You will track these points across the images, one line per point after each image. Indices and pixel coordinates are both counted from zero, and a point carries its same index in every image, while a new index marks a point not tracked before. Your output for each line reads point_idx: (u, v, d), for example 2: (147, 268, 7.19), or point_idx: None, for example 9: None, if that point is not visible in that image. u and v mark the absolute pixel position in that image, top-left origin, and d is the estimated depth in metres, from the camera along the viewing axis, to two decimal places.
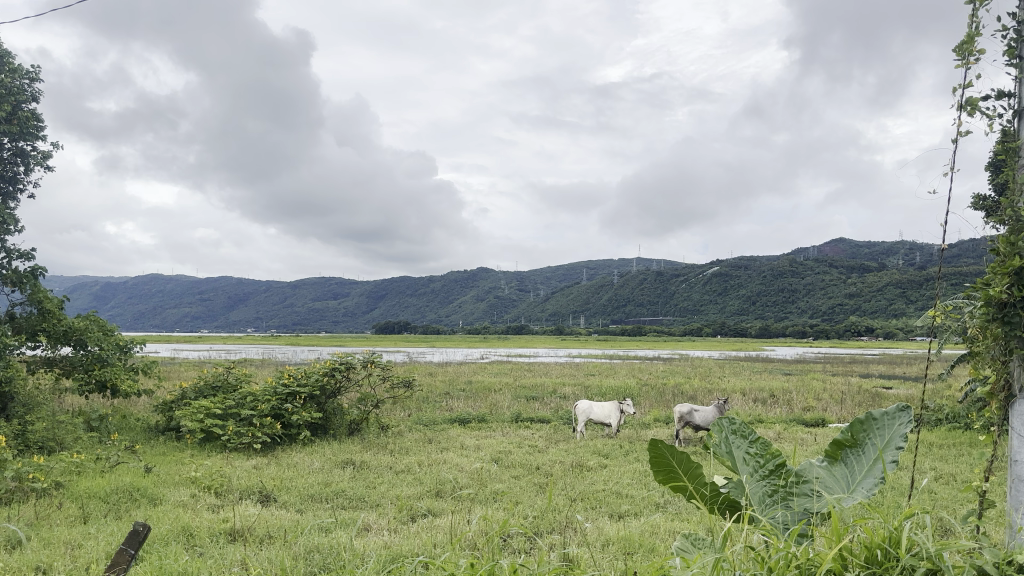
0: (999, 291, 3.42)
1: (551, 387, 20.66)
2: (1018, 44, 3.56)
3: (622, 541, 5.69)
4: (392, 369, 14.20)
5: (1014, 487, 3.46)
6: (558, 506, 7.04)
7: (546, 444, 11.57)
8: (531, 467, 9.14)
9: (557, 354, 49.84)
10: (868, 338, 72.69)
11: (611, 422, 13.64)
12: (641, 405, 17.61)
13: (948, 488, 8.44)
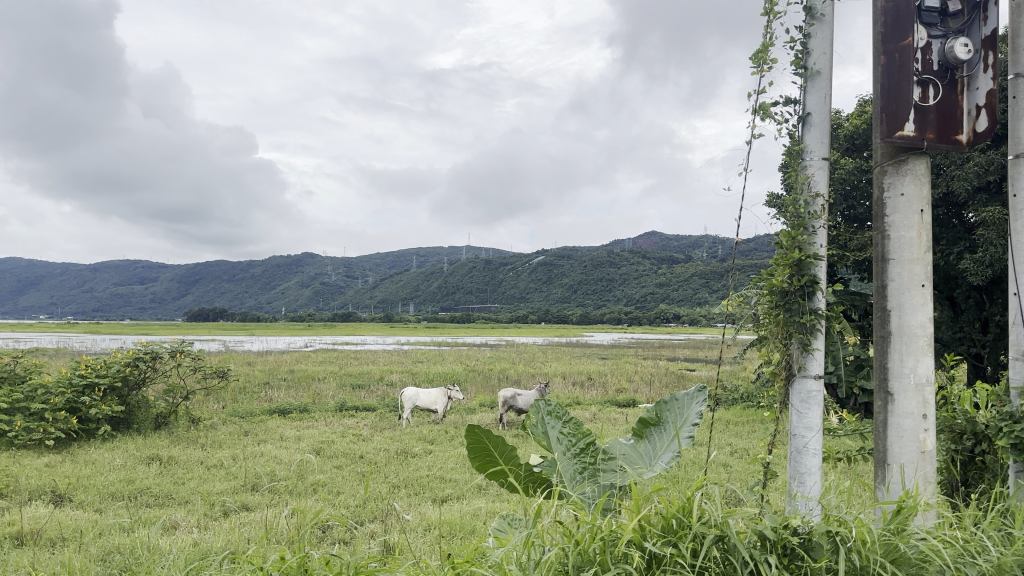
0: (781, 280, 3.76)
1: (376, 374, 20.49)
2: (803, 56, 3.87)
3: (441, 526, 5.73)
4: (205, 359, 13.49)
5: (794, 459, 3.85)
6: (379, 494, 6.99)
7: (370, 433, 11.46)
8: (355, 456, 9.05)
9: (387, 341, 49.48)
10: (683, 326, 78.15)
11: (437, 408, 13.73)
12: (467, 391, 17.86)
13: (740, 460, 9.26)
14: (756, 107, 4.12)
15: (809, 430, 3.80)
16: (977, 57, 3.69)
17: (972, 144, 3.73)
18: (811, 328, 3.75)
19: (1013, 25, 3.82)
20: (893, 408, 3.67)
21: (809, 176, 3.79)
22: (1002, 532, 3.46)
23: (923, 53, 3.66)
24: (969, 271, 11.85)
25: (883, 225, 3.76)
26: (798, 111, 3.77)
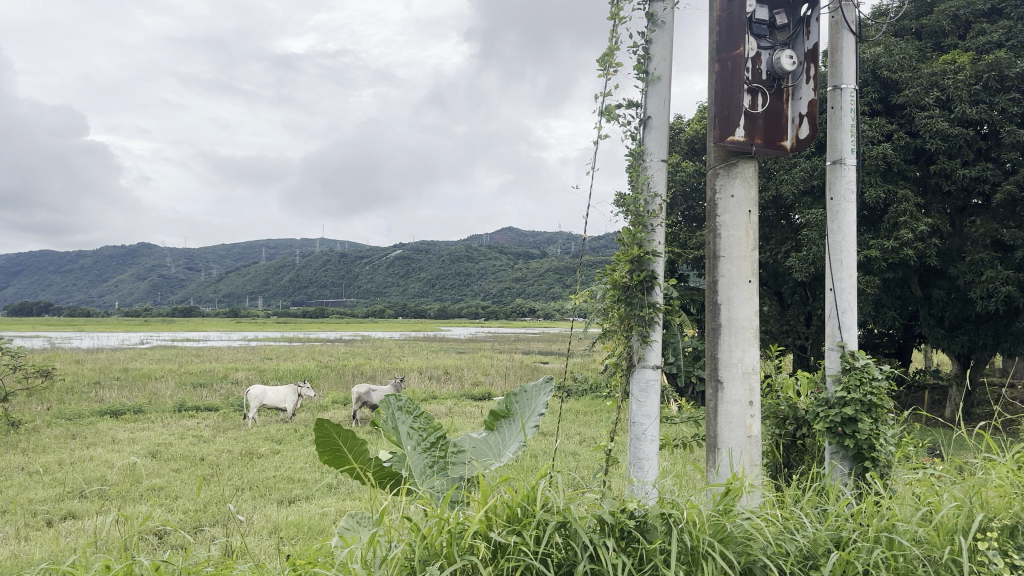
0: (622, 276, 3.93)
1: (222, 372, 19.66)
2: (645, 61, 4.04)
3: (287, 528, 5.59)
4: (27, 358, 12.46)
5: (633, 445, 4.04)
6: (221, 496, 6.74)
7: (213, 433, 10.98)
8: (195, 458, 8.65)
9: (234, 338, 47.55)
10: (547, 320, 80.06)
11: (286, 405, 13.40)
12: (319, 388, 17.49)
13: (584, 448, 9.63)
14: (603, 108, 4.25)
15: (647, 417, 3.99)
16: (800, 69, 3.95)
17: (795, 151, 3.96)
18: (649, 321, 3.95)
19: (833, 40, 4.12)
20: (723, 395, 3.90)
21: (648, 177, 3.97)
22: (818, 509, 3.71)
23: (753, 63, 3.87)
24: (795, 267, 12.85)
25: (715, 224, 3.98)
26: (639, 113, 3.94)
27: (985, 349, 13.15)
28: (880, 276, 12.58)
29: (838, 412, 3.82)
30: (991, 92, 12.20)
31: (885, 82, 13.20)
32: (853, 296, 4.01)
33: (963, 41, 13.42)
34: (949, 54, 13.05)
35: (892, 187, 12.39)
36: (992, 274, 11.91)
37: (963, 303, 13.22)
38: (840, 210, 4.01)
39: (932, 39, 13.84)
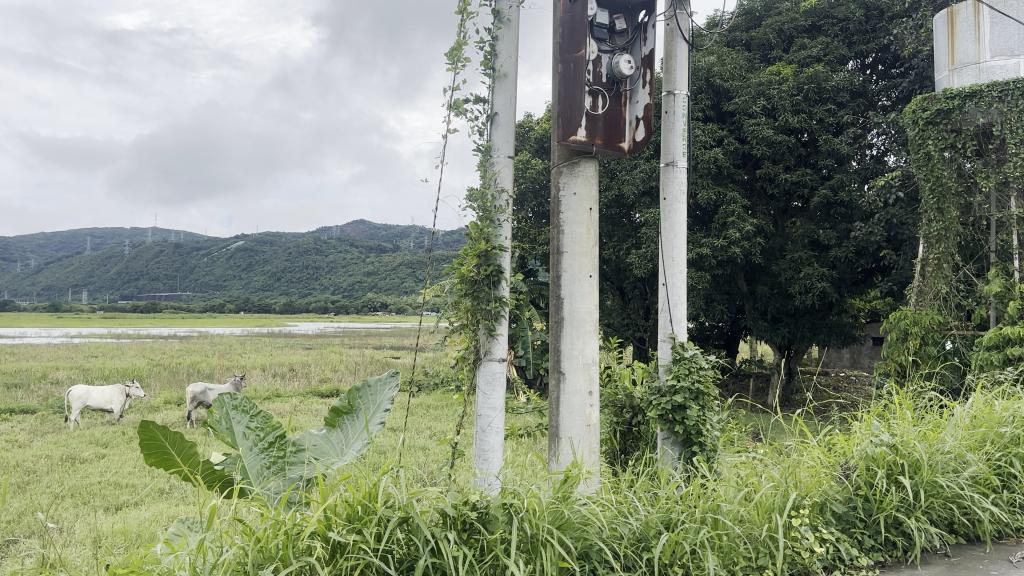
0: (469, 270, 3.92)
1: (40, 371, 18.15)
2: (492, 57, 4.05)
3: (110, 537, 5.30)
4: None
5: (478, 438, 4.06)
6: (36, 507, 6.26)
7: (29, 439, 10.14)
8: (6, 466, 7.96)
9: (61, 334, 44.00)
10: (409, 314, 79.68)
11: (112, 408, 12.64)
12: (152, 388, 16.52)
13: (425, 441, 9.69)
14: (451, 103, 4.23)
15: (493, 410, 4.04)
16: (638, 73, 4.12)
17: (632, 152, 4.12)
18: (496, 315, 3.97)
19: (668, 47, 4.32)
20: (564, 386, 4.00)
21: (495, 172, 3.99)
22: (651, 493, 3.86)
23: (594, 66, 3.98)
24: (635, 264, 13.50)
25: (558, 220, 4.06)
26: (485, 109, 3.96)
27: (803, 339, 14.28)
28: (710, 272, 13.36)
29: (669, 400, 4.02)
30: (810, 103, 13.30)
31: (717, 90, 13.76)
32: (683, 290, 4.24)
33: (786, 53, 14.44)
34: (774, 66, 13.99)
35: (722, 189, 13.16)
36: (809, 271, 13.16)
37: (783, 298, 14.32)
38: (672, 210, 4.22)
39: (759, 50, 14.74)
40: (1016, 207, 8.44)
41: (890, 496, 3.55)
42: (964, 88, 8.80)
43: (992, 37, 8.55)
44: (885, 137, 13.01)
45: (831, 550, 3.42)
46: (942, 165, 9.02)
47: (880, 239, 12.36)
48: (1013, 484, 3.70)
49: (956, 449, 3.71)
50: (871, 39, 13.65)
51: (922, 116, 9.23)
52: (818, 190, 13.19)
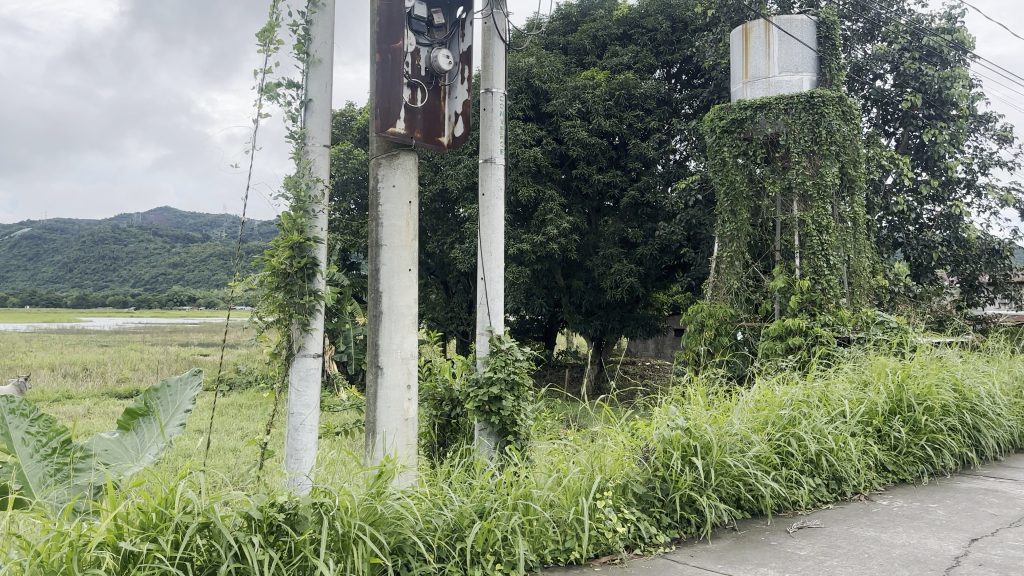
0: (281, 262, 3.74)
1: None
2: (306, 42, 3.92)
3: None
4: None
5: (290, 436, 3.94)
6: None
7: None
8: None
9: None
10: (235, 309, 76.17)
11: None
12: None
13: (223, 441, 9.30)
14: (262, 87, 4.04)
15: (306, 407, 3.92)
16: (456, 69, 4.14)
17: (451, 147, 4.13)
18: (309, 309, 3.85)
19: (485, 45, 4.38)
20: (382, 380, 3.94)
21: (310, 161, 3.85)
22: (466, 483, 3.79)
23: (413, 58, 3.94)
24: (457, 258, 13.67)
25: (376, 212, 3.97)
26: (299, 95, 3.80)
27: (613, 331, 15.03)
28: (529, 267, 13.76)
29: (485, 391, 4.06)
30: (620, 108, 14.06)
31: (536, 91, 14.10)
32: (501, 284, 4.32)
33: (600, 59, 15.13)
34: (589, 71, 14.63)
35: (541, 187, 13.59)
36: (619, 267, 13.90)
37: (596, 292, 14.89)
38: (490, 206, 4.28)
39: (575, 55, 15.31)
40: (799, 210, 9.00)
41: (684, 476, 3.77)
42: (756, 100, 9.41)
43: (781, 53, 9.47)
44: (687, 143, 13.92)
45: (633, 529, 3.61)
46: (736, 171, 9.45)
47: (680, 238, 13.32)
48: (789, 462, 4.02)
49: (742, 430, 3.97)
50: (676, 50, 14.60)
51: (718, 125, 9.74)
52: (627, 191, 14.00)
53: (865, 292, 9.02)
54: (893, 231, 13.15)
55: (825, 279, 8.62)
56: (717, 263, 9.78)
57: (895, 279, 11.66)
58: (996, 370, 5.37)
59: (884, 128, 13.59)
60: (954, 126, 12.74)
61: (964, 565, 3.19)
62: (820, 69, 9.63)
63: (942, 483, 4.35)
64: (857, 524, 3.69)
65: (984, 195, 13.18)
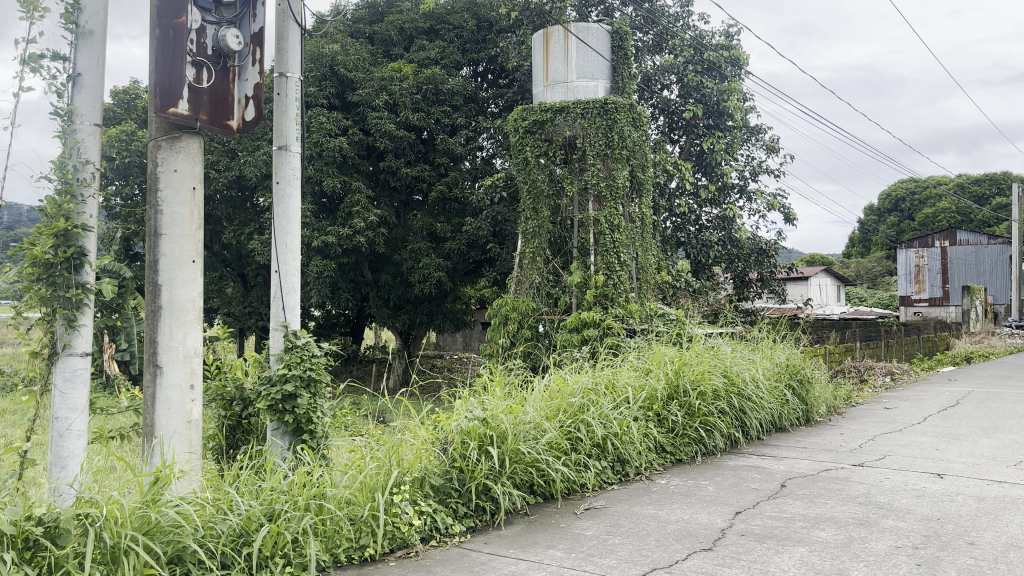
0: (43, 251, 3.38)
1: None
2: (74, 11, 3.59)
3: None
4: None
5: (55, 444, 3.61)
6: None
7: None
8: None
9: None
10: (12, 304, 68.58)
11: None
12: None
13: None
14: (23, 58, 3.67)
15: (73, 411, 3.60)
16: (246, 49, 3.96)
17: (241, 131, 3.96)
18: (76, 303, 3.52)
19: (278, 27, 4.25)
20: (162, 381, 3.68)
21: (77, 141, 3.53)
22: (256, 486, 3.50)
23: (197, 36, 3.72)
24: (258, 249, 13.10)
25: (154, 199, 3.70)
26: (68, 70, 3.47)
27: (421, 325, 15.39)
28: (334, 260, 13.56)
29: (279, 389, 3.90)
30: (428, 102, 14.12)
31: (341, 79, 13.85)
32: (297, 277, 4.20)
33: (407, 52, 15.12)
34: (397, 62, 14.53)
35: (347, 178, 13.36)
36: (427, 261, 14.03)
37: (404, 287, 14.98)
38: (285, 195, 4.16)
39: (382, 45, 15.19)
40: (594, 210, 9.06)
41: (480, 466, 3.81)
42: (555, 103, 9.36)
43: (578, 59, 9.63)
44: (494, 141, 14.38)
45: (429, 521, 3.57)
46: (537, 170, 9.32)
47: (486, 234, 13.66)
48: (578, 447, 4.21)
49: (535, 418, 4.10)
50: (482, 49, 14.90)
51: (521, 125, 9.50)
52: (434, 186, 14.15)
53: (651, 288, 9.22)
54: (676, 231, 14.09)
55: (617, 274, 8.75)
56: (520, 259, 9.50)
57: (679, 275, 12.54)
58: (759, 357, 5.92)
59: (670, 135, 14.56)
60: (729, 136, 14.14)
61: (727, 536, 3.49)
62: (614, 77, 9.90)
63: (712, 461, 4.76)
64: (638, 503, 3.94)
65: (753, 200, 14.54)
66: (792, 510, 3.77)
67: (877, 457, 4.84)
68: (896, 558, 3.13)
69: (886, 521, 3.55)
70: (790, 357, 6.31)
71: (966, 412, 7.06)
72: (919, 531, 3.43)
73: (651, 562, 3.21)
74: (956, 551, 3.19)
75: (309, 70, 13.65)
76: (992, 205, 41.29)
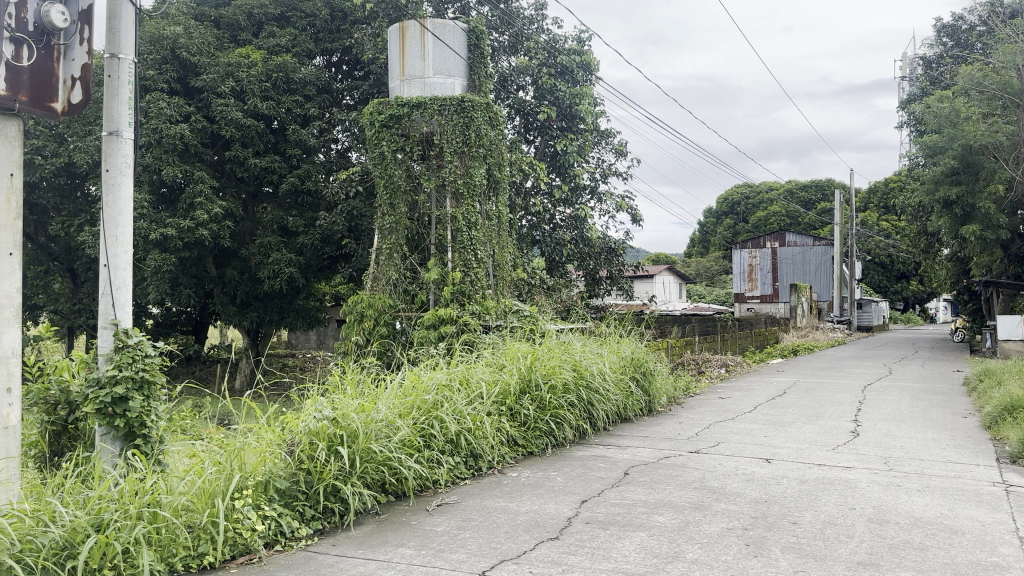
0: None
1: None
2: None
3: None
4: None
5: None
6: None
7: None
8: None
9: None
10: None
11: None
12: None
13: None
14: None
15: None
16: (73, 28, 3.93)
17: (65, 114, 3.96)
18: None
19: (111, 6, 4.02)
20: None
21: None
22: (81, 496, 3.24)
23: (19, 13, 3.69)
24: (89, 241, 12.19)
25: None
26: None
27: (271, 323, 15.04)
28: (175, 254, 12.94)
29: (109, 392, 3.65)
30: (278, 91, 13.66)
31: (184, 63, 13.29)
32: (128, 272, 3.99)
33: (255, 38, 14.58)
34: (244, 48, 13.95)
35: (189, 167, 12.75)
36: (276, 257, 13.66)
37: (252, 282, 14.61)
38: (116, 184, 3.96)
39: (228, 30, 14.57)
40: (451, 207, 9.01)
41: (328, 467, 3.72)
42: (412, 98, 9.30)
43: (435, 57, 9.55)
44: (349, 134, 14.10)
45: (273, 525, 3.45)
46: (394, 165, 9.17)
47: (341, 229, 13.48)
48: (431, 443, 4.23)
49: (387, 416, 4.05)
50: (335, 39, 14.64)
51: (377, 119, 9.33)
52: (285, 177, 13.76)
53: (506, 285, 9.28)
54: (531, 230, 14.50)
55: (474, 271, 8.78)
56: (375, 254, 9.29)
57: (533, 272, 12.81)
58: (607, 351, 6.16)
59: (526, 136, 14.84)
60: (580, 138, 14.51)
61: (574, 524, 3.60)
62: (471, 76, 9.99)
63: (562, 453, 4.92)
64: (489, 497, 3.99)
65: (603, 201, 15.09)
66: (634, 496, 3.94)
67: (712, 444, 5.15)
68: (727, 539, 3.34)
69: (718, 505, 3.78)
70: (635, 350, 6.60)
71: (791, 400, 7.65)
72: (749, 512, 3.67)
73: (499, 554, 3.25)
74: (780, 530, 3.43)
75: (148, 53, 13.00)
76: (818, 210, 44.99)
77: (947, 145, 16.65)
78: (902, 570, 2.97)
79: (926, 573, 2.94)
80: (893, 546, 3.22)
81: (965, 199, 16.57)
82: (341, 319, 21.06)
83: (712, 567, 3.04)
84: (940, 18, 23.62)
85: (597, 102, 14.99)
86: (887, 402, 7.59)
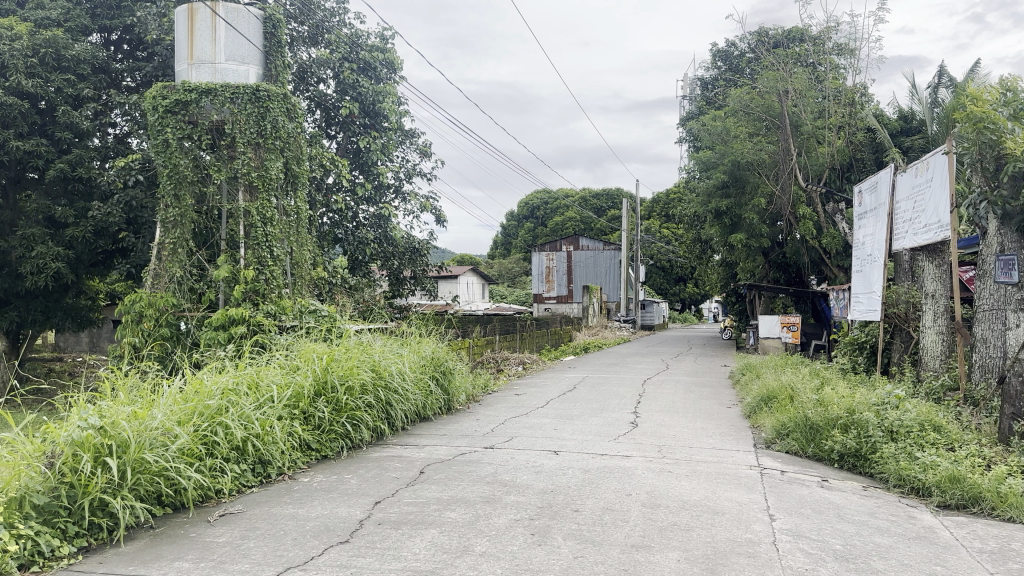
0: None
1: None
2: None
3: None
4: None
5: None
6: None
7: None
8: None
9: None
10: None
11: None
12: None
13: None
14: None
15: None
16: None
17: None
18: None
19: None
20: None
21: None
22: None
23: None
24: None
25: None
26: None
27: (34, 324, 13.78)
28: None
29: None
30: (46, 68, 12.46)
31: None
32: None
33: (20, 8, 13.17)
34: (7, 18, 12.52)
35: None
36: (42, 251, 12.40)
37: (12, 279, 13.28)
38: None
39: None
40: (245, 200, 8.62)
41: (95, 479, 3.43)
42: (200, 84, 8.73)
43: (227, 41, 8.99)
44: (127, 119, 13.39)
45: (28, 545, 3.11)
46: (180, 154, 8.55)
47: (118, 220, 12.73)
48: (214, 451, 4.03)
49: (164, 423, 3.81)
50: (115, 16, 13.67)
51: (160, 104, 8.63)
52: (54, 163, 12.57)
53: (305, 283, 9.26)
54: (333, 227, 14.17)
55: (268, 269, 8.52)
56: (158, 250, 8.66)
57: (334, 272, 12.59)
58: (406, 351, 6.17)
59: (327, 131, 14.56)
60: (384, 137, 14.62)
61: (365, 526, 3.56)
62: (268, 64, 9.53)
63: (356, 456, 4.88)
64: (277, 504, 3.87)
65: (408, 201, 15.11)
66: (427, 494, 3.97)
67: (504, 439, 5.31)
68: (514, 531, 3.45)
69: (507, 497, 3.90)
70: (435, 350, 6.69)
71: (580, 395, 8.06)
72: (535, 503, 3.81)
73: (285, 562, 3.15)
74: (563, 518, 3.59)
75: None
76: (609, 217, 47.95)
77: (720, 160, 18.38)
78: (670, 550, 3.20)
79: (690, 551, 3.19)
80: (664, 528, 3.47)
81: (733, 210, 18.48)
82: (116, 319, 19.51)
83: (498, 558, 3.12)
84: (716, 43, 25.76)
85: (399, 102, 15.07)
86: (665, 395, 8.20)
